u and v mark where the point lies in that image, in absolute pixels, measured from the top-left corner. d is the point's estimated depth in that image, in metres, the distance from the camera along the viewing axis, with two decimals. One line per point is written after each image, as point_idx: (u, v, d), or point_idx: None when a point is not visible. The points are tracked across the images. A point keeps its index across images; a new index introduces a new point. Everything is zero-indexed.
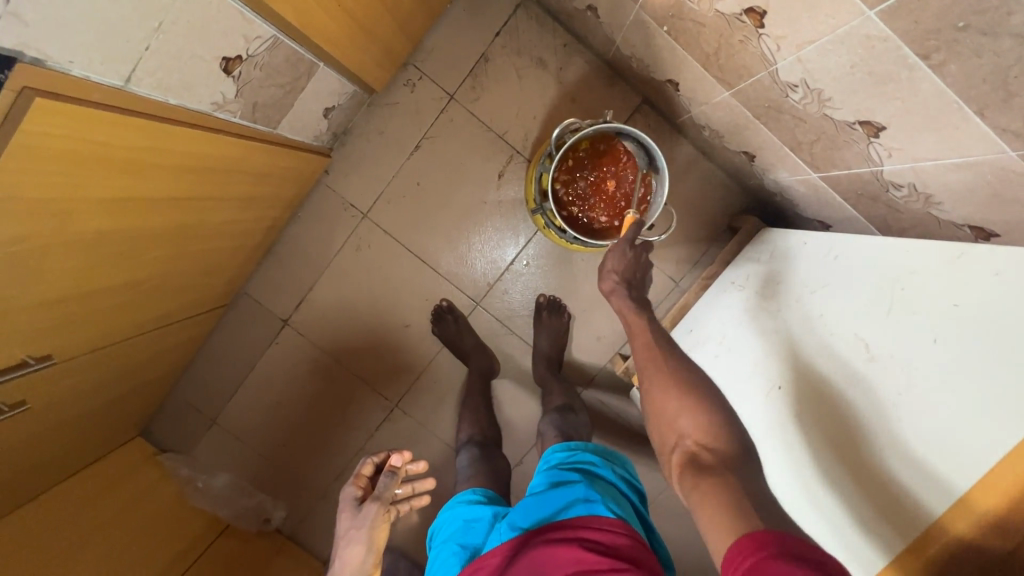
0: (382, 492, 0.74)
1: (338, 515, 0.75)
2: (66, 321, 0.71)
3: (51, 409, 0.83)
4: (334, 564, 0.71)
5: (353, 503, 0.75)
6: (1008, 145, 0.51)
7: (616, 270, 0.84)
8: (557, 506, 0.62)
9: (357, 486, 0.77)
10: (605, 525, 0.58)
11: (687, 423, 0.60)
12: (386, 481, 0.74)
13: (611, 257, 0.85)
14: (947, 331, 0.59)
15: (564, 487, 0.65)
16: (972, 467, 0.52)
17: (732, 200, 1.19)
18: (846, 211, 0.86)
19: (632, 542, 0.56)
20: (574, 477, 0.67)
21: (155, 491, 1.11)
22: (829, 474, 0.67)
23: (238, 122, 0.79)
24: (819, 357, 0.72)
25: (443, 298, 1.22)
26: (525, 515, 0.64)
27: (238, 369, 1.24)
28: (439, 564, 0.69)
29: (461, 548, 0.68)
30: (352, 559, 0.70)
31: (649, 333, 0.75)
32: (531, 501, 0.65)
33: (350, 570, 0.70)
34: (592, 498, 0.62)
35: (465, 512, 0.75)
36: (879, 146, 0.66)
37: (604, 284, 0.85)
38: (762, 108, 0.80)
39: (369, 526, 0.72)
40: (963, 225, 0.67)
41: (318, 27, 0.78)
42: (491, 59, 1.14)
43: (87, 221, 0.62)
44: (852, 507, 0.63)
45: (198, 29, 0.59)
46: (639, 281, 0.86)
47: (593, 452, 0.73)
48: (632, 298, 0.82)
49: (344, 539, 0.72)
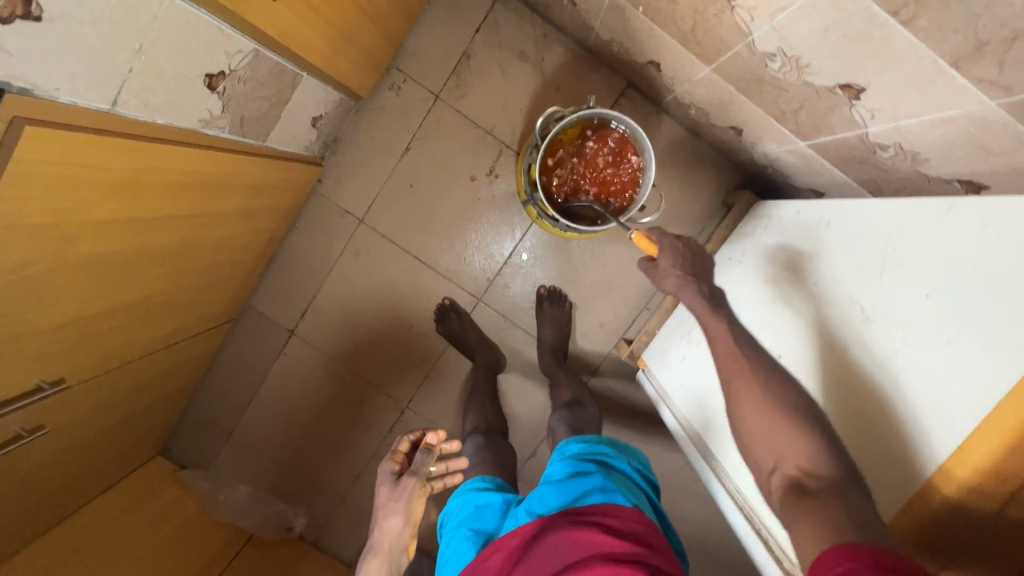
0: (418, 468, 0.75)
1: (377, 488, 0.78)
2: (76, 343, 0.73)
3: (70, 432, 0.85)
4: (375, 532, 0.74)
5: (390, 476, 0.77)
6: (986, 95, 0.51)
7: (676, 266, 0.77)
8: (574, 494, 0.63)
9: (395, 461, 0.79)
10: (623, 513, 0.59)
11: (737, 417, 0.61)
12: (422, 458, 0.76)
13: (666, 257, 0.78)
14: (940, 283, 0.58)
15: (580, 476, 0.66)
16: (969, 419, 0.52)
17: (724, 176, 1.19)
18: (837, 177, 0.86)
19: (648, 529, 0.58)
20: (591, 468, 0.68)
21: (179, 507, 1.14)
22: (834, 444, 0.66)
23: (227, 136, 0.80)
24: (818, 323, 0.72)
25: (445, 297, 1.23)
26: (542, 501, 0.65)
27: (250, 381, 1.26)
28: (450, 551, 0.70)
29: (473, 532, 0.70)
30: (391, 529, 0.73)
31: (732, 335, 0.69)
32: (548, 488, 0.66)
33: (389, 538, 0.73)
34: (609, 488, 0.63)
35: (478, 497, 0.76)
36: (861, 108, 0.66)
37: (668, 286, 0.78)
38: (744, 81, 0.80)
39: (406, 499, 0.73)
40: (953, 179, 0.66)
41: (299, 39, 0.79)
42: (472, 56, 1.15)
43: (90, 242, 0.64)
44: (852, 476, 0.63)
45: (178, 49, 0.60)
46: (703, 271, 0.78)
47: (608, 444, 0.74)
48: (702, 293, 0.74)
49: (383, 509, 0.74)
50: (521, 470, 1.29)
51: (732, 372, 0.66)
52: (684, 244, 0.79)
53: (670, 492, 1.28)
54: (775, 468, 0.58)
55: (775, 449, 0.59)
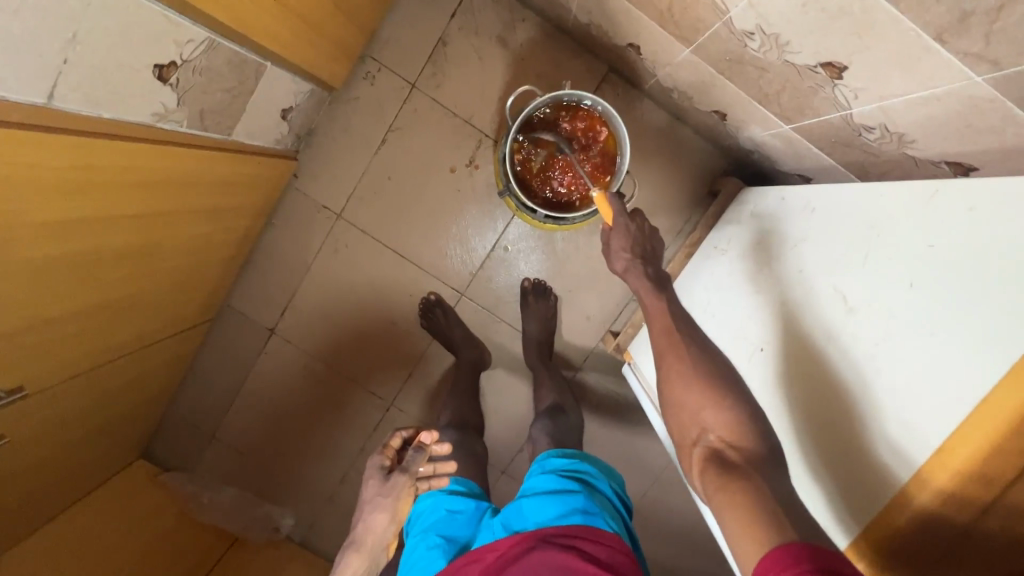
0: (410, 466, 0.72)
1: (364, 482, 0.73)
2: (34, 349, 0.70)
3: (37, 440, 0.82)
4: (358, 528, 0.70)
5: (380, 472, 0.72)
6: (973, 71, 0.48)
7: (625, 248, 0.77)
8: (554, 511, 0.63)
9: (385, 456, 0.74)
10: (603, 539, 0.60)
11: (710, 417, 0.59)
12: (414, 456, 0.72)
13: (615, 237, 0.79)
14: (925, 271, 0.56)
15: (561, 493, 0.66)
16: (956, 414, 0.49)
17: (710, 163, 1.16)
18: (824, 161, 0.83)
19: (624, 559, 0.59)
20: (573, 486, 0.67)
21: (160, 511, 1.12)
22: (813, 439, 0.63)
23: (185, 131, 0.77)
24: (800, 314, 0.69)
25: (431, 291, 1.20)
26: (520, 516, 0.65)
27: (231, 382, 1.24)
28: (416, 556, 0.68)
29: (444, 540, 0.69)
30: (376, 525, 0.69)
31: (669, 315, 0.71)
32: (528, 501, 0.66)
33: (373, 534, 0.69)
34: (590, 510, 0.63)
35: (449, 500, 0.74)
36: (844, 88, 0.63)
37: (617, 266, 0.79)
38: (724, 62, 0.77)
39: (396, 496, 0.70)
40: (940, 161, 0.63)
41: (259, 26, 0.76)
42: (449, 43, 1.11)
43: (40, 244, 0.61)
44: (835, 472, 0.60)
45: (118, 37, 0.57)
46: (654, 253, 0.79)
47: (591, 463, 0.74)
48: (648, 274, 0.76)
49: (369, 504, 0.70)
50: (508, 466, 1.27)
51: (664, 347, 0.68)
52: (637, 223, 0.80)
53: (661, 486, 1.26)
54: (698, 441, 0.59)
55: (700, 420, 0.60)
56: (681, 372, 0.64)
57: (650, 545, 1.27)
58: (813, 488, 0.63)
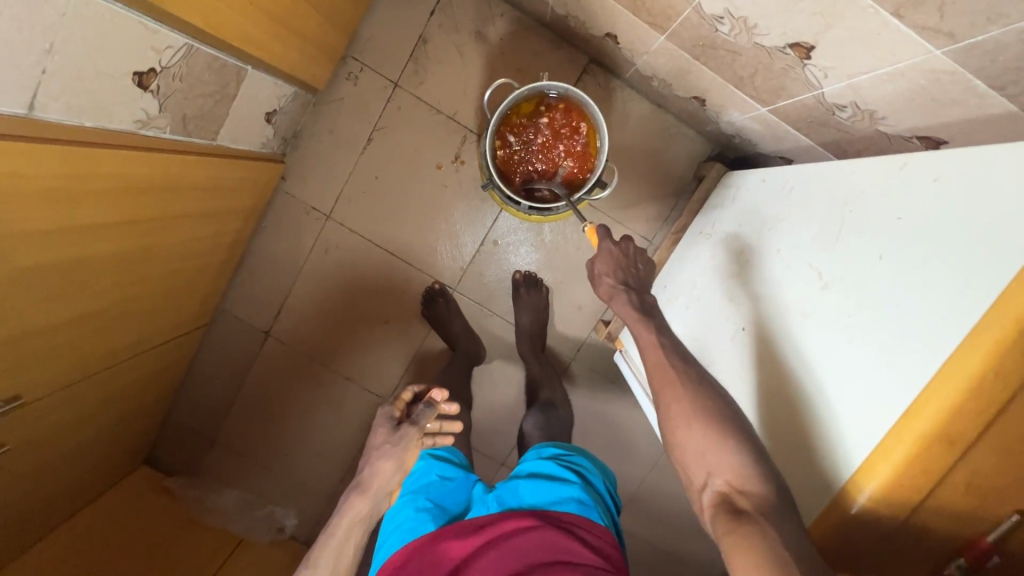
0: (419, 419, 0.73)
1: (373, 431, 0.74)
2: (31, 357, 0.72)
3: (38, 448, 0.84)
4: (364, 472, 0.71)
5: (389, 422, 0.74)
6: (931, 44, 0.49)
7: (608, 273, 0.78)
8: (552, 497, 0.67)
9: (396, 407, 0.76)
10: (596, 529, 0.64)
11: (715, 461, 0.58)
12: (424, 410, 0.74)
13: (600, 261, 0.79)
14: (894, 243, 0.56)
15: (559, 482, 0.70)
16: (916, 379, 0.49)
17: (694, 149, 1.17)
18: (802, 141, 0.83)
19: (612, 549, 0.63)
20: (570, 476, 0.71)
21: (166, 515, 1.14)
22: (785, 415, 0.63)
23: (170, 137, 0.78)
24: (778, 292, 0.70)
25: (437, 281, 1.21)
26: (517, 495, 0.69)
27: (229, 385, 1.25)
28: (403, 516, 0.70)
29: (434, 505, 0.71)
30: (382, 472, 0.70)
31: (661, 347, 0.70)
32: (525, 483, 0.70)
33: (378, 480, 0.70)
34: (585, 501, 0.67)
35: (440, 467, 0.77)
36: (813, 67, 0.64)
37: (602, 291, 0.79)
38: (698, 47, 0.77)
39: (403, 447, 0.71)
40: (912, 136, 0.64)
41: (237, 30, 0.77)
42: (429, 40, 1.12)
43: (32, 253, 0.62)
44: (804, 447, 0.60)
45: (96, 46, 0.58)
46: (639, 278, 0.79)
47: (588, 458, 0.78)
48: (633, 302, 0.75)
49: (376, 451, 0.71)
50: (507, 457, 1.28)
51: (661, 385, 0.67)
52: (623, 247, 0.80)
53: (658, 471, 1.27)
54: (706, 485, 0.58)
55: (705, 464, 0.59)
56: (683, 409, 0.63)
57: (650, 530, 1.29)
58: (784, 465, 0.63)
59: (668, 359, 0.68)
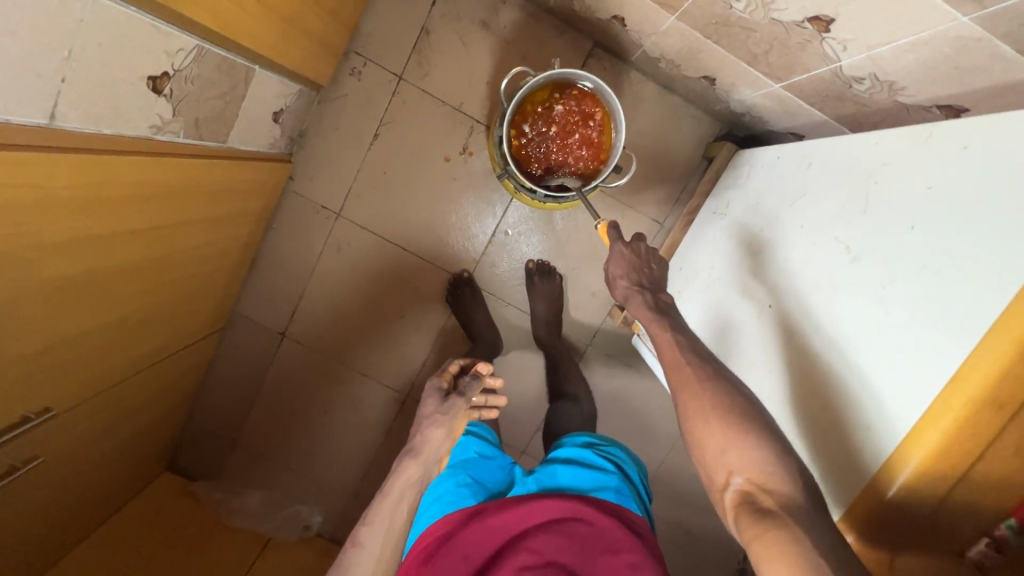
0: (467, 390, 0.75)
1: (422, 401, 0.75)
2: (59, 368, 0.72)
3: (67, 459, 0.84)
4: (416, 438, 0.71)
5: (437, 392, 0.75)
6: (958, 12, 0.49)
7: (624, 275, 0.79)
8: (591, 485, 0.72)
9: (443, 378, 0.77)
10: (636, 515, 0.70)
11: (734, 458, 0.58)
12: (472, 382, 0.75)
13: (614, 264, 0.81)
14: (925, 212, 0.57)
15: (597, 470, 0.74)
16: (959, 345, 0.50)
17: (702, 129, 1.16)
18: (815, 116, 0.84)
19: (651, 533, 0.69)
20: (607, 465, 0.76)
21: (194, 519, 1.15)
22: (818, 390, 0.64)
23: (184, 141, 0.77)
24: (804, 268, 0.71)
25: (464, 269, 1.21)
26: (555, 479, 0.74)
27: (248, 388, 1.25)
28: (444, 489, 0.75)
29: (473, 481, 0.75)
30: (433, 439, 0.71)
31: (676, 344, 0.70)
32: (563, 468, 0.75)
33: (429, 448, 0.70)
34: (622, 491, 0.72)
35: (479, 445, 0.81)
36: (832, 40, 0.63)
37: (618, 294, 0.81)
38: (711, 26, 0.77)
39: (453, 415, 0.72)
40: (932, 106, 0.64)
41: (245, 29, 0.76)
42: (432, 31, 1.11)
43: (57, 263, 0.62)
44: (838, 421, 0.60)
45: (112, 51, 0.57)
46: (653, 278, 0.80)
47: (624, 447, 0.82)
48: (648, 302, 0.76)
49: (427, 419, 0.72)
50: (528, 445, 1.29)
51: (677, 382, 0.66)
52: (636, 247, 0.81)
53: (679, 452, 1.29)
54: (727, 484, 0.58)
55: (726, 462, 0.59)
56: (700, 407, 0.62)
57: (672, 510, 1.30)
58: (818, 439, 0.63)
59: (685, 356, 0.68)
